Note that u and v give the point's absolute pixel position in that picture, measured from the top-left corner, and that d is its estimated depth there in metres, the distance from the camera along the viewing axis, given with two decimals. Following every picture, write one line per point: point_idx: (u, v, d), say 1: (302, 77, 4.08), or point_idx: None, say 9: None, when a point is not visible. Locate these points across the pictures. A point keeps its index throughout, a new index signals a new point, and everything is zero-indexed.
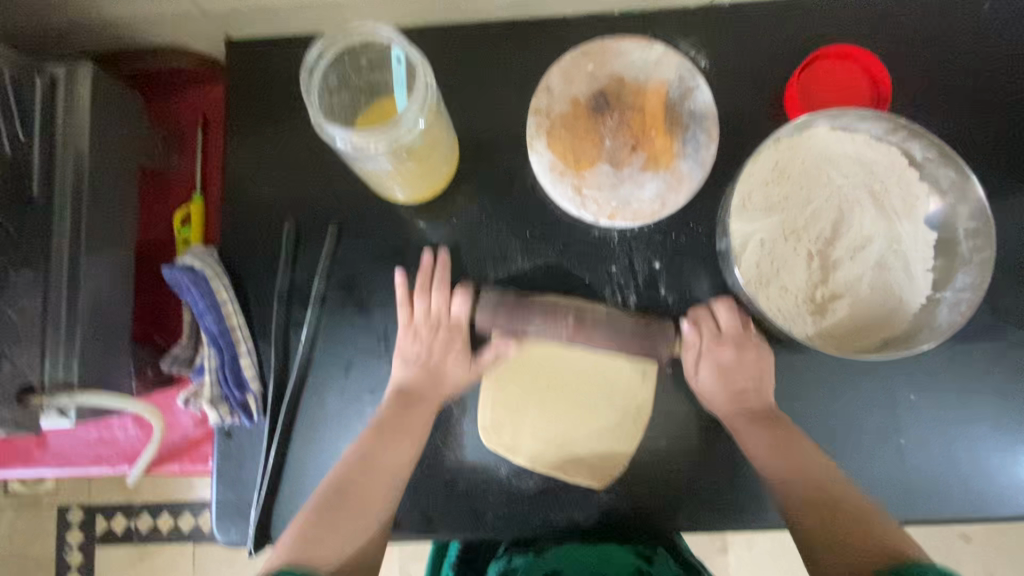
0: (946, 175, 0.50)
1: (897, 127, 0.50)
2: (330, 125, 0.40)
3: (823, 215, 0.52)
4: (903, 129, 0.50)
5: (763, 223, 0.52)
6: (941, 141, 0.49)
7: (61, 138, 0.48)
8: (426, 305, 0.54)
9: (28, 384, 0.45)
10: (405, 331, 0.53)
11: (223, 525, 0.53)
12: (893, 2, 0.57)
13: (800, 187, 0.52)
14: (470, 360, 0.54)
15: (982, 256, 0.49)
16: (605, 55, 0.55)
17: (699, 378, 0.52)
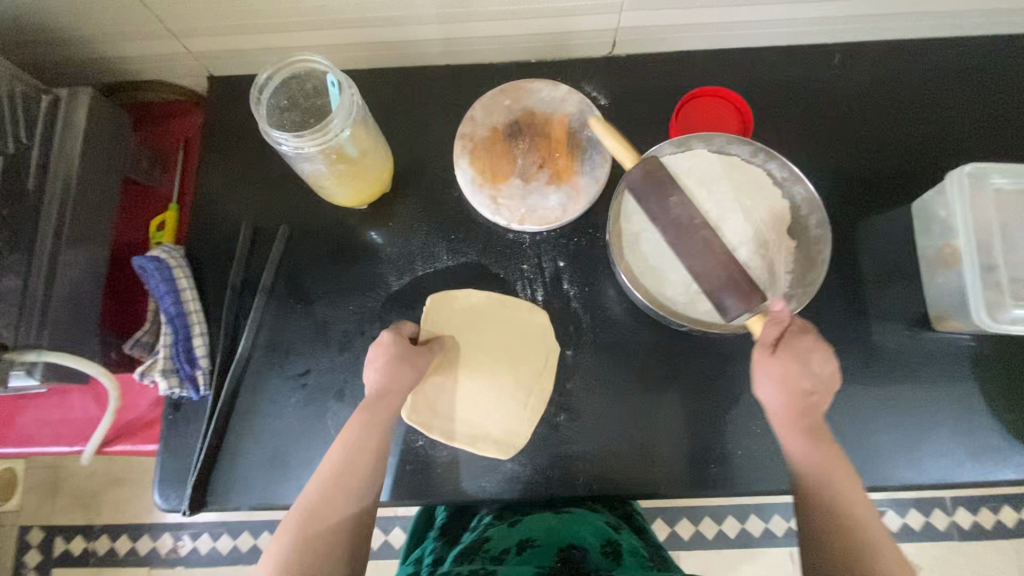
0: (797, 191, 0.62)
1: (756, 150, 0.62)
2: (275, 132, 0.50)
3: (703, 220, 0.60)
4: (760, 151, 0.62)
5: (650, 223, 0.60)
6: (789, 161, 0.61)
7: (58, 143, 0.58)
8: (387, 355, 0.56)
9: (2, 342, 0.53)
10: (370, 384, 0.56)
11: (165, 491, 0.59)
12: (759, 55, 0.69)
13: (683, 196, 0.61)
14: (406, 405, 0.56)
15: (824, 253, 0.60)
16: (520, 92, 0.66)
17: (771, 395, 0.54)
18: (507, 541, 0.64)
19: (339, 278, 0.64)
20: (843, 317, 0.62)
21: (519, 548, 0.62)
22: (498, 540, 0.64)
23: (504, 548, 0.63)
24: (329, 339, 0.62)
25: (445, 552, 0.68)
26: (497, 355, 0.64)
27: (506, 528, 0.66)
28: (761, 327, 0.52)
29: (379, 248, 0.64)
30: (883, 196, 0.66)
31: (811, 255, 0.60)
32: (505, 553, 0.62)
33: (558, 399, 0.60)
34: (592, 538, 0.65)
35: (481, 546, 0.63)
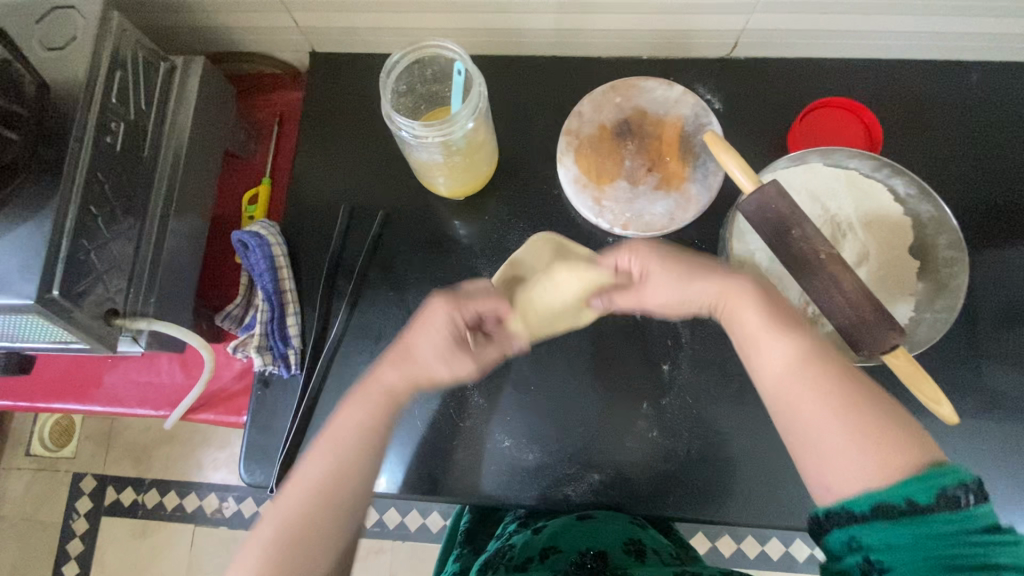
0: (926, 210, 0.56)
1: (881, 165, 0.56)
2: (398, 117, 0.49)
3: None
4: (885, 166, 0.56)
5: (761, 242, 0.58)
6: (921, 178, 0.55)
7: (171, 114, 0.58)
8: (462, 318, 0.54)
9: (114, 308, 0.53)
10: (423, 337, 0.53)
11: (250, 466, 0.59)
12: (888, 69, 0.65)
13: None
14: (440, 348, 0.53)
15: (959, 282, 0.54)
16: (632, 91, 0.63)
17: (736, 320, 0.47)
18: (529, 551, 0.60)
19: (432, 268, 0.63)
20: (959, 357, 0.59)
21: (542, 555, 0.59)
22: (522, 549, 0.60)
23: (527, 557, 0.59)
24: None
25: (470, 561, 0.68)
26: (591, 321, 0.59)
27: (530, 538, 0.63)
28: (905, 360, 0.48)
29: (474, 241, 0.63)
30: (1014, 232, 0.61)
31: (937, 283, 0.56)
32: (527, 562, 0.59)
33: (651, 414, 0.58)
34: (614, 539, 0.60)
35: (504, 555, 0.61)
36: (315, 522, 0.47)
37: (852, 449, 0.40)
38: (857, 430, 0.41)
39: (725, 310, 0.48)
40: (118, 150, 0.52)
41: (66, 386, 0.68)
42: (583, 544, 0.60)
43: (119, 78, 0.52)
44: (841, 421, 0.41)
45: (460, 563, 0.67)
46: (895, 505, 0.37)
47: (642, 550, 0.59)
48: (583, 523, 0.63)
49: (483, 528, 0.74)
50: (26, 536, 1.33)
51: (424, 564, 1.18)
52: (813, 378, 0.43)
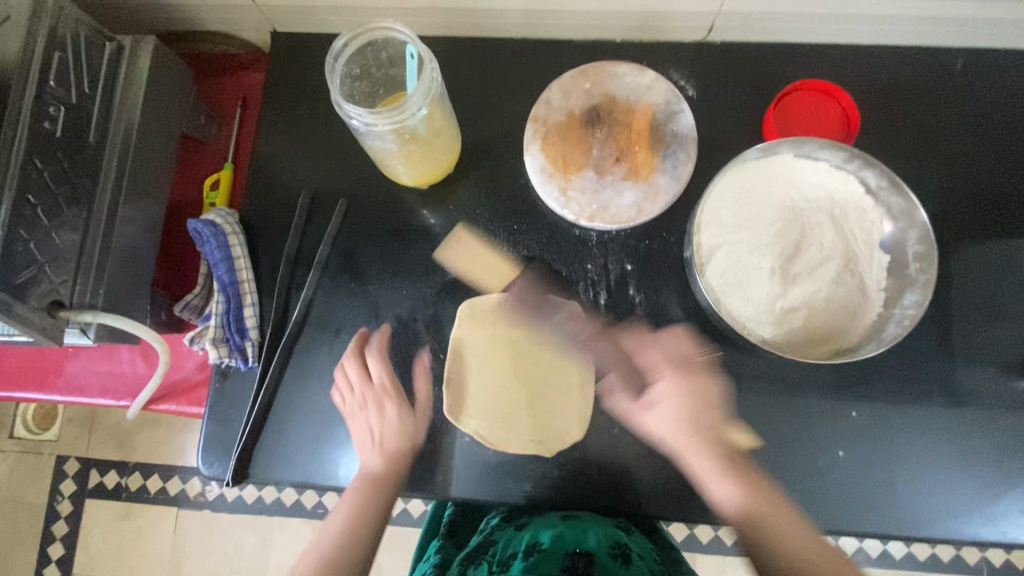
0: (896, 203, 0.55)
1: (852, 156, 0.55)
2: (347, 105, 0.46)
3: (787, 234, 0.56)
4: (857, 158, 0.54)
5: (729, 235, 0.57)
6: (891, 169, 0.54)
7: (119, 98, 0.56)
8: (360, 378, 0.57)
9: (59, 300, 0.51)
10: (353, 411, 0.57)
11: (208, 458, 0.58)
12: (870, 55, 0.62)
13: (765, 209, 0.57)
14: (406, 412, 0.58)
15: (926, 276, 0.53)
16: (602, 76, 0.61)
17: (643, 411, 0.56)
18: (512, 548, 0.62)
19: (394, 259, 0.61)
20: (929, 354, 0.58)
21: (524, 552, 0.61)
22: (505, 546, 0.63)
23: (510, 553, 0.61)
24: (381, 323, 0.60)
25: (452, 554, 0.68)
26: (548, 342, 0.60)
27: (514, 534, 0.65)
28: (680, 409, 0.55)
29: (436, 231, 0.61)
30: (991, 227, 0.60)
31: (907, 279, 0.54)
32: (511, 558, 0.61)
33: (613, 410, 0.57)
34: (599, 542, 0.62)
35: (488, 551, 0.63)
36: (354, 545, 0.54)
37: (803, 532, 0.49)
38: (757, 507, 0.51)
39: (656, 396, 0.56)
40: (58, 136, 0.50)
41: (24, 374, 0.67)
42: (571, 544, 0.61)
43: (59, 59, 0.49)
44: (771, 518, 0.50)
45: (441, 557, 0.68)
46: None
47: (626, 554, 0.61)
48: (569, 522, 0.64)
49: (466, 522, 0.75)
50: (11, 518, 1.34)
51: (404, 548, 1.19)
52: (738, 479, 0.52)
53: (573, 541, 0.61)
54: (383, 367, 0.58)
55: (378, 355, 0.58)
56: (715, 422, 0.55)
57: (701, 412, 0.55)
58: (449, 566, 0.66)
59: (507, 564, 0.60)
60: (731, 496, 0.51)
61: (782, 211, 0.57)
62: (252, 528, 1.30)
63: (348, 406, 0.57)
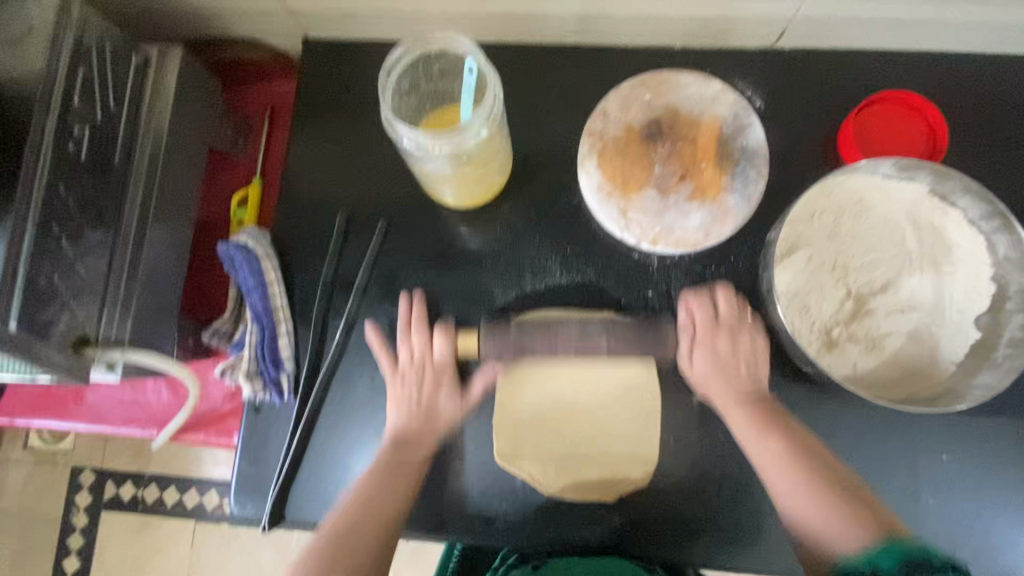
0: (1017, 282, 0.49)
1: (994, 215, 0.50)
2: (400, 124, 0.42)
3: (880, 266, 0.53)
4: (999, 218, 0.49)
5: (817, 253, 0.53)
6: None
7: (146, 114, 0.52)
8: (409, 352, 0.54)
9: (84, 335, 0.47)
10: (393, 378, 0.54)
11: (241, 499, 0.54)
12: (955, 63, 0.57)
13: (867, 236, 0.53)
14: (460, 395, 0.54)
15: (1013, 362, 0.48)
16: (663, 87, 0.56)
17: (692, 360, 0.52)
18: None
19: (439, 285, 0.57)
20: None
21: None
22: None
23: None
24: (425, 354, 0.56)
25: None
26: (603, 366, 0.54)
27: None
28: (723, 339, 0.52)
29: (483, 256, 0.57)
30: None
31: (1003, 336, 0.49)
32: None
33: (676, 450, 0.53)
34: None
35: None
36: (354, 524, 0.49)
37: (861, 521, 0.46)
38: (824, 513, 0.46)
39: (721, 342, 0.52)
40: (83, 159, 0.46)
41: (45, 403, 0.64)
42: None
43: (83, 76, 0.45)
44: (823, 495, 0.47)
45: None
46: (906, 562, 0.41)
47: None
48: None
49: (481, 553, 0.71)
50: (26, 530, 1.31)
51: (428, 566, 1.15)
52: (792, 464, 0.48)
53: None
54: (449, 342, 0.54)
55: (450, 331, 0.54)
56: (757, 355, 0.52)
57: (752, 394, 0.51)
58: None
59: None
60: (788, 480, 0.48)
61: (880, 245, 0.53)
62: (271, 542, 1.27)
63: (399, 369, 0.54)
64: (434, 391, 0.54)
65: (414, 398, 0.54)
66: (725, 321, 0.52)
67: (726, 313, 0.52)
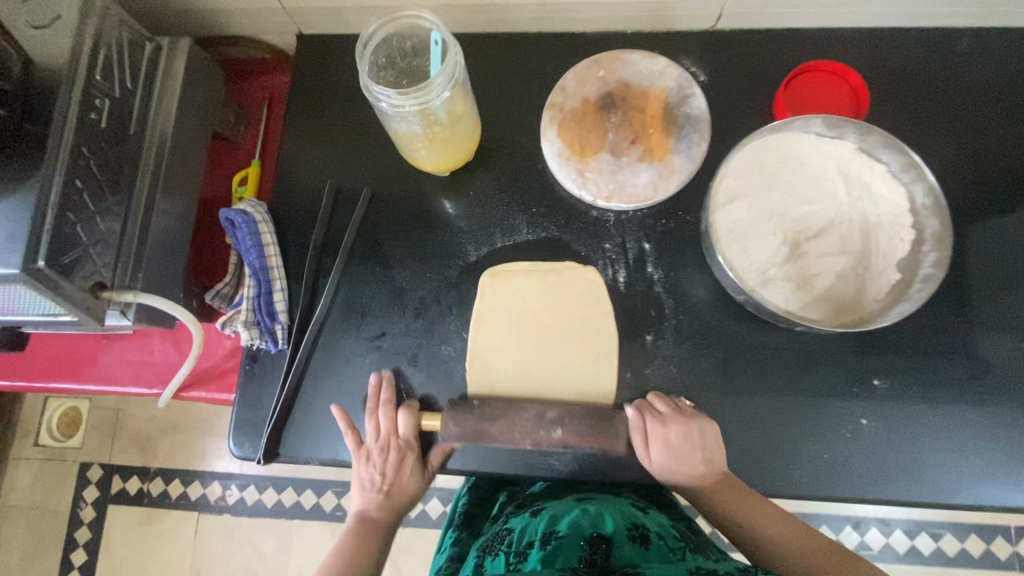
0: (931, 226, 0.56)
1: (910, 166, 0.56)
2: (375, 88, 0.49)
3: (815, 217, 0.58)
4: (914, 168, 0.55)
5: (756, 204, 0.58)
6: (940, 192, 0.54)
7: (157, 94, 0.59)
8: (375, 429, 0.58)
9: (101, 281, 0.54)
10: (360, 457, 0.58)
11: (239, 439, 0.59)
12: (875, 38, 0.64)
13: (803, 189, 0.58)
14: (423, 468, 0.60)
15: (923, 295, 0.54)
16: (615, 63, 0.63)
17: (650, 458, 0.55)
18: (528, 535, 0.64)
19: (418, 244, 0.63)
20: (948, 325, 0.59)
21: (542, 539, 0.62)
22: (522, 534, 0.64)
23: (529, 542, 0.62)
24: (405, 304, 0.61)
25: (469, 543, 0.71)
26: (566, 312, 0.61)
27: (528, 521, 0.66)
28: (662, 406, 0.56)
29: (458, 218, 0.63)
30: (1001, 200, 0.61)
31: (918, 273, 0.55)
32: (529, 547, 0.62)
33: (633, 384, 0.58)
34: (617, 524, 0.63)
35: (505, 540, 0.64)
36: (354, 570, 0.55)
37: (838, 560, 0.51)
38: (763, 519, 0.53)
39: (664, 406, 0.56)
40: (103, 127, 0.52)
41: (62, 367, 0.69)
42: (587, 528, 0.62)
43: (104, 57, 0.52)
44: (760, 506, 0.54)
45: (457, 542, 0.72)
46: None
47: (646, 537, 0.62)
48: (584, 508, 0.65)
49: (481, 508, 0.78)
50: (35, 525, 1.36)
51: (423, 550, 1.18)
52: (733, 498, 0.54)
53: (591, 526, 0.62)
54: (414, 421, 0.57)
55: (412, 413, 0.57)
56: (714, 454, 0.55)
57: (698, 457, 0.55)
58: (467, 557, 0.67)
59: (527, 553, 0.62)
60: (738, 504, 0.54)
61: (814, 198, 0.58)
62: (272, 532, 1.30)
63: (366, 448, 0.58)
64: (399, 475, 0.59)
65: (380, 481, 0.59)
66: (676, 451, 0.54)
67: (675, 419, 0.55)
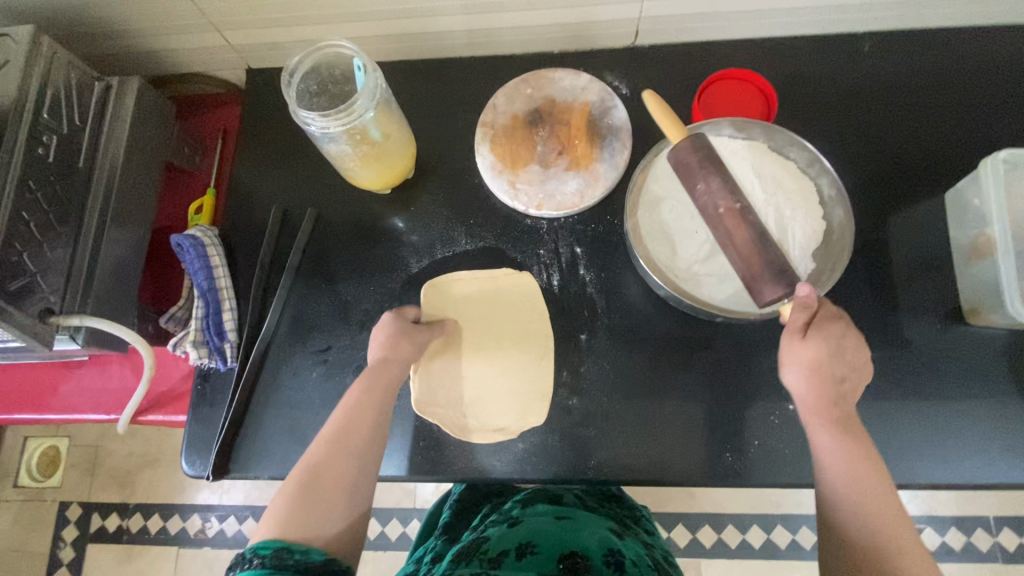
0: (837, 214, 0.60)
1: (814, 160, 0.61)
2: (304, 112, 0.53)
3: None
4: (817, 162, 0.60)
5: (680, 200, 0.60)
6: (841, 181, 0.59)
7: (107, 128, 0.62)
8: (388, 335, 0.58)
9: (49, 307, 0.56)
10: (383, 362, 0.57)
11: (190, 457, 0.61)
12: (784, 47, 0.68)
13: None
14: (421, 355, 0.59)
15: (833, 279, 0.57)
16: (541, 82, 0.67)
17: (792, 373, 0.52)
18: (504, 544, 0.64)
19: (362, 260, 0.66)
20: (869, 310, 0.61)
21: (517, 551, 0.62)
22: (498, 543, 0.64)
23: (502, 550, 0.62)
24: (350, 317, 0.64)
25: (445, 549, 0.71)
26: (507, 312, 0.64)
27: (506, 533, 0.66)
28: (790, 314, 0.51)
29: (400, 233, 0.66)
30: (914, 191, 0.64)
31: (828, 261, 0.59)
32: (503, 554, 0.62)
33: (571, 382, 0.60)
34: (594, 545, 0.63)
35: (481, 547, 0.64)
36: (345, 443, 0.53)
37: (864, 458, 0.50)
38: (858, 462, 0.50)
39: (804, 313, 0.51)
40: (50, 160, 0.56)
41: (22, 398, 0.71)
42: (563, 546, 0.63)
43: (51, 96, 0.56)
44: (863, 451, 0.50)
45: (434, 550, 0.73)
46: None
47: (621, 561, 0.62)
48: (564, 528, 0.66)
49: (461, 524, 0.79)
50: (14, 568, 1.34)
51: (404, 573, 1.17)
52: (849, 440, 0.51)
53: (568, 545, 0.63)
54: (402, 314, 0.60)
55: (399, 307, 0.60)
56: (856, 359, 0.53)
57: (839, 376, 0.52)
58: (441, 561, 0.68)
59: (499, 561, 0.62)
60: (838, 448, 0.50)
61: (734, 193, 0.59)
62: None
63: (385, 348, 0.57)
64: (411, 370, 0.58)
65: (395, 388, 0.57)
66: (821, 351, 0.51)
67: (828, 319, 0.52)
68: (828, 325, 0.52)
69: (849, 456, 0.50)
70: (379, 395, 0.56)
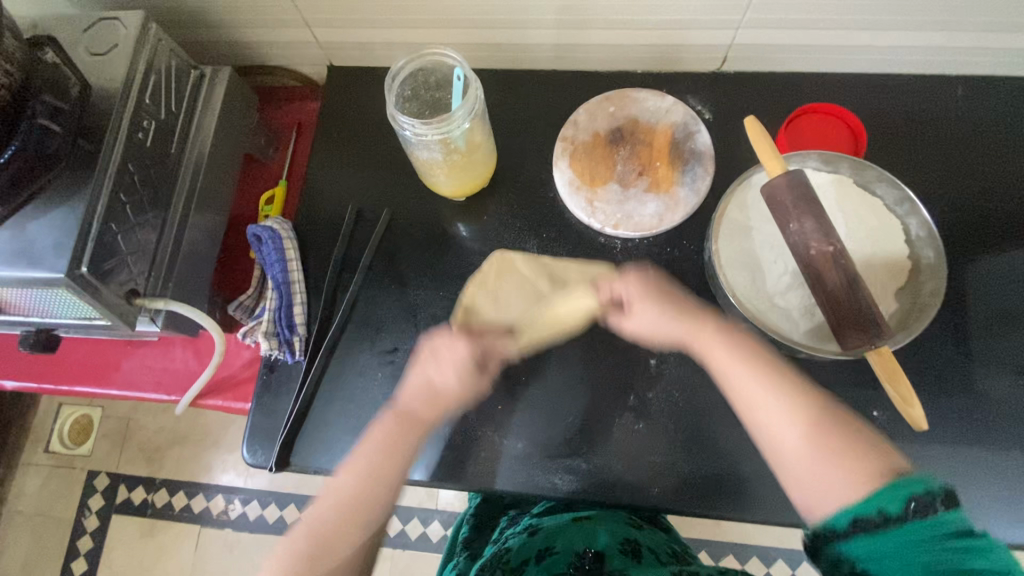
0: (928, 256, 0.58)
1: (904, 199, 0.59)
2: (401, 117, 0.53)
3: None
4: (908, 201, 0.58)
5: (761, 233, 0.60)
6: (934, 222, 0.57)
7: (198, 118, 0.64)
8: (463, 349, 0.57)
9: (135, 288, 0.57)
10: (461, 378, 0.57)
11: (252, 447, 0.62)
12: (873, 83, 0.67)
13: None
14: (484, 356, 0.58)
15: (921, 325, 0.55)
16: (624, 100, 0.67)
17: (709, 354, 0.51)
18: (523, 552, 0.62)
19: (432, 264, 0.66)
20: (950, 360, 0.60)
21: (537, 555, 0.61)
22: (519, 550, 0.63)
23: (523, 559, 0.61)
24: (417, 321, 0.64)
25: (469, 567, 0.68)
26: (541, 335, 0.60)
27: (523, 539, 0.65)
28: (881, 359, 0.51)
29: (472, 240, 0.67)
30: (1000, 241, 0.63)
31: (914, 304, 0.57)
32: (523, 564, 0.61)
33: (637, 405, 0.60)
34: (609, 540, 0.62)
35: (502, 557, 0.62)
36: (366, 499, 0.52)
37: (831, 473, 0.42)
38: (825, 451, 0.43)
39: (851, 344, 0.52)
40: (148, 145, 0.57)
41: (86, 371, 0.72)
42: (579, 544, 0.61)
43: (154, 82, 0.57)
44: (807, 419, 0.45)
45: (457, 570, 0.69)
46: (869, 517, 0.38)
47: (638, 549, 0.61)
48: (578, 524, 0.65)
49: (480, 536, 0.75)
50: (39, 532, 1.36)
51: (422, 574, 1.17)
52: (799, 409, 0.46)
53: (583, 542, 0.61)
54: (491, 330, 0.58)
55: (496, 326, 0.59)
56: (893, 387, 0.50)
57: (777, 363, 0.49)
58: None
59: (521, 568, 0.60)
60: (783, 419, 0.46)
61: None
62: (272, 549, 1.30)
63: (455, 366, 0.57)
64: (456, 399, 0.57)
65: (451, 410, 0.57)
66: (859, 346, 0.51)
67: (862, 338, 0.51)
68: (643, 312, 0.55)
69: (799, 427, 0.45)
70: (394, 454, 0.54)
